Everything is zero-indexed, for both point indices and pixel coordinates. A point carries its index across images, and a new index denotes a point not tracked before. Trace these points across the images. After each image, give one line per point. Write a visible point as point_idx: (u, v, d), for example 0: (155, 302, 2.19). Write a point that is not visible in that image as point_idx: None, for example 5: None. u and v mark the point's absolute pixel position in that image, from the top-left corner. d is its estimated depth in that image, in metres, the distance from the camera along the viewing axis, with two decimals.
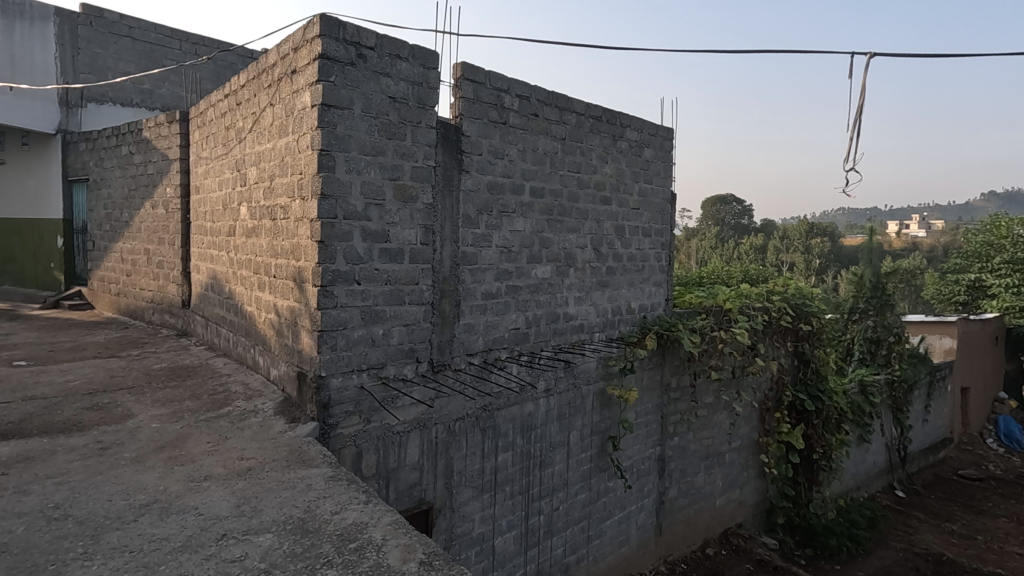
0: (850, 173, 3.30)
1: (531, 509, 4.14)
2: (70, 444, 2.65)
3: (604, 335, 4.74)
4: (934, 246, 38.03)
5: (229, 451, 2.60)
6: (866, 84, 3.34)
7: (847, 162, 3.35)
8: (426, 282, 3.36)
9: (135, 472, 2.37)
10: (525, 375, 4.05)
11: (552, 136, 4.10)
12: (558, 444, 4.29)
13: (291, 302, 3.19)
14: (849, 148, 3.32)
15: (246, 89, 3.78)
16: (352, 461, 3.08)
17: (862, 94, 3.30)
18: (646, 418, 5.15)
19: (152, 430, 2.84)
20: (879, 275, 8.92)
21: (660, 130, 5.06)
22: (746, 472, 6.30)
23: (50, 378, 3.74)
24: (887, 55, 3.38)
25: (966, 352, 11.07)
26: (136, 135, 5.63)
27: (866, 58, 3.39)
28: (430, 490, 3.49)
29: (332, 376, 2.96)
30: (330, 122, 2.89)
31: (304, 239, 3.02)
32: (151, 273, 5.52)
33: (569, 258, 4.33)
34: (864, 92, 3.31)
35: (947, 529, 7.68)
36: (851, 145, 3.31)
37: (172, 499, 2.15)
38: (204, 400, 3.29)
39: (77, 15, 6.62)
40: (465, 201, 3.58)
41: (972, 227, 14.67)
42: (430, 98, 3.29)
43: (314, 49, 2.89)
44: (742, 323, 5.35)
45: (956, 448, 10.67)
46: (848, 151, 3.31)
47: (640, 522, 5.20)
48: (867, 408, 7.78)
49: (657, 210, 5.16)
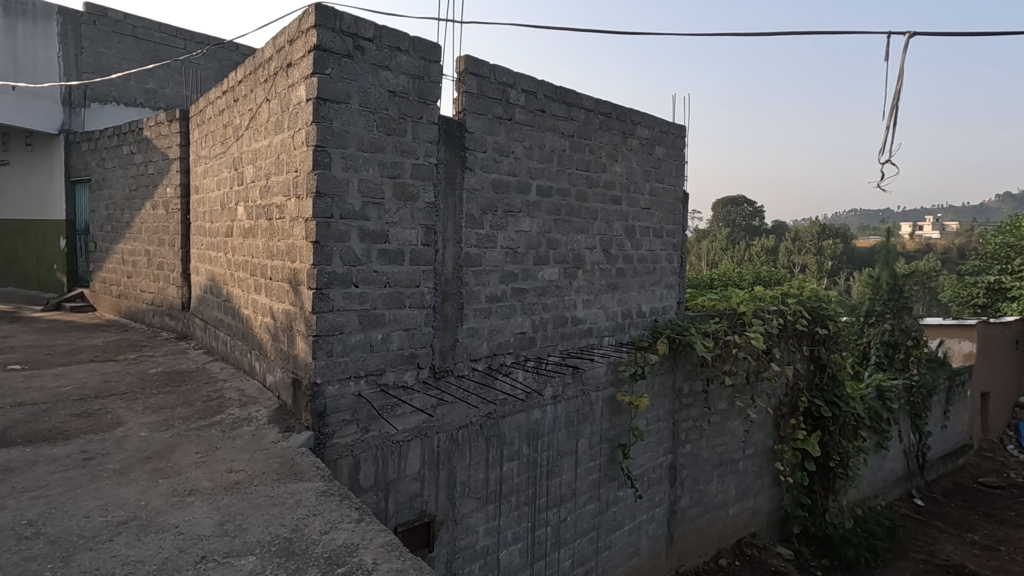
0: (886, 168, 2.96)
1: (538, 519, 3.98)
2: (53, 454, 2.53)
3: (614, 340, 4.57)
4: (947, 249, 37.55)
5: (218, 462, 2.47)
6: (903, 70, 2.97)
7: (880, 156, 2.99)
8: (429, 285, 3.22)
9: (117, 486, 2.24)
10: (531, 381, 3.89)
11: (560, 133, 3.95)
12: (566, 452, 4.14)
13: (287, 305, 3.06)
14: (884, 140, 2.96)
15: (243, 85, 3.66)
16: (350, 472, 2.95)
17: (900, 79, 2.95)
18: (657, 425, 4.97)
19: (140, 439, 2.72)
20: (896, 277, 8.70)
21: (672, 128, 4.89)
22: (760, 480, 6.11)
23: (41, 383, 3.62)
24: (929, 34, 2.96)
25: (986, 357, 10.77)
26: (137, 134, 5.55)
27: (906, 38, 2.99)
28: (431, 501, 3.34)
29: (327, 383, 2.83)
30: (325, 117, 2.76)
31: (299, 240, 2.89)
32: (151, 275, 5.42)
33: (577, 260, 4.17)
34: (900, 79, 2.96)
35: (969, 539, 7.41)
36: (888, 136, 2.97)
37: (152, 516, 2.02)
38: (197, 407, 3.17)
39: (80, 15, 6.54)
40: (469, 200, 3.44)
41: (991, 228, 14.30)
42: (431, 92, 3.15)
43: (309, 40, 2.76)
44: (756, 328, 5.17)
45: (976, 455, 10.38)
46: (884, 143, 2.97)
47: (651, 532, 5.03)
48: (884, 414, 7.53)
49: (669, 210, 4.99)
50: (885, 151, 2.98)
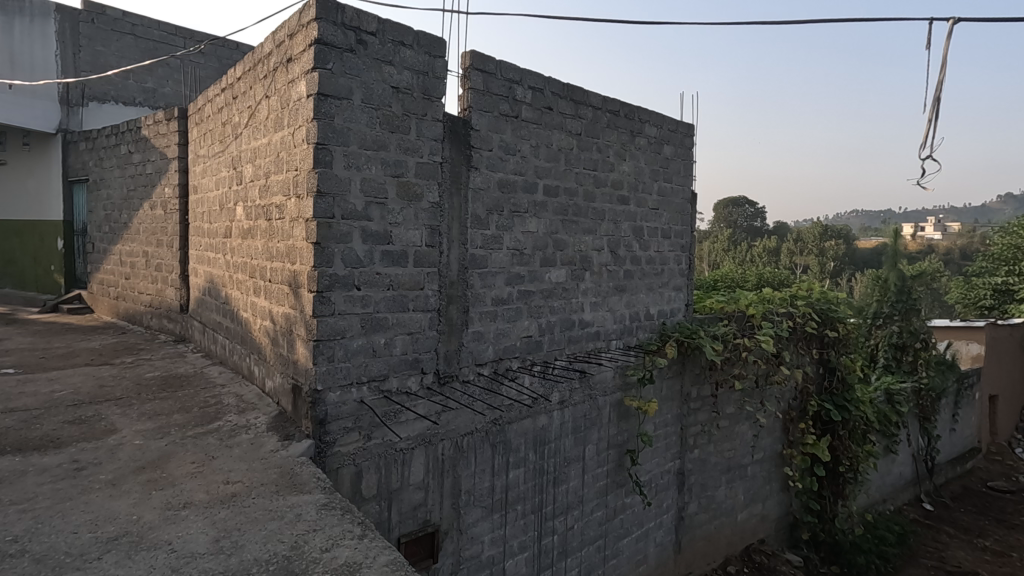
0: (927, 162, 2.84)
1: (545, 528, 3.88)
2: (43, 464, 2.43)
3: (621, 343, 4.47)
4: (950, 249, 37.37)
5: (214, 473, 2.37)
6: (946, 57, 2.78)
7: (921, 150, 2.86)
8: (433, 287, 3.12)
9: (109, 498, 2.14)
10: (537, 386, 3.78)
11: (567, 131, 3.85)
12: (573, 459, 4.03)
13: (286, 309, 2.96)
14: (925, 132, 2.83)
15: (242, 82, 3.56)
16: (351, 482, 2.84)
17: (943, 68, 2.76)
18: (665, 430, 4.86)
19: (133, 448, 2.62)
20: (904, 278, 8.54)
21: (681, 126, 4.79)
22: (769, 485, 6.00)
23: (35, 388, 3.53)
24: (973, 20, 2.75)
25: (995, 359, 10.65)
26: (136, 133, 5.45)
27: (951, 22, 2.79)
28: (436, 510, 3.23)
29: (329, 390, 2.73)
30: (326, 113, 2.66)
31: (299, 241, 2.79)
32: (149, 276, 5.32)
33: (585, 261, 4.07)
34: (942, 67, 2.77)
35: (980, 545, 7.28)
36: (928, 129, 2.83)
37: (144, 532, 1.91)
38: (193, 414, 3.07)
39: (78, 13, 6.49)
40: (474, 200, 3.33)
41: (998, 228, 14.19)
42: (436, 88, 3.05)
43: (310, 34, 2.66)
44: (765, 331, 5.06)
45: (984, 459, 10.25)
46: (925, 136, 2.84)
47: (658, 539, 4.92)
48: (894, 417, 7.42)
49: (677, 210, 4.89)
50: (926, 144, 2.84)
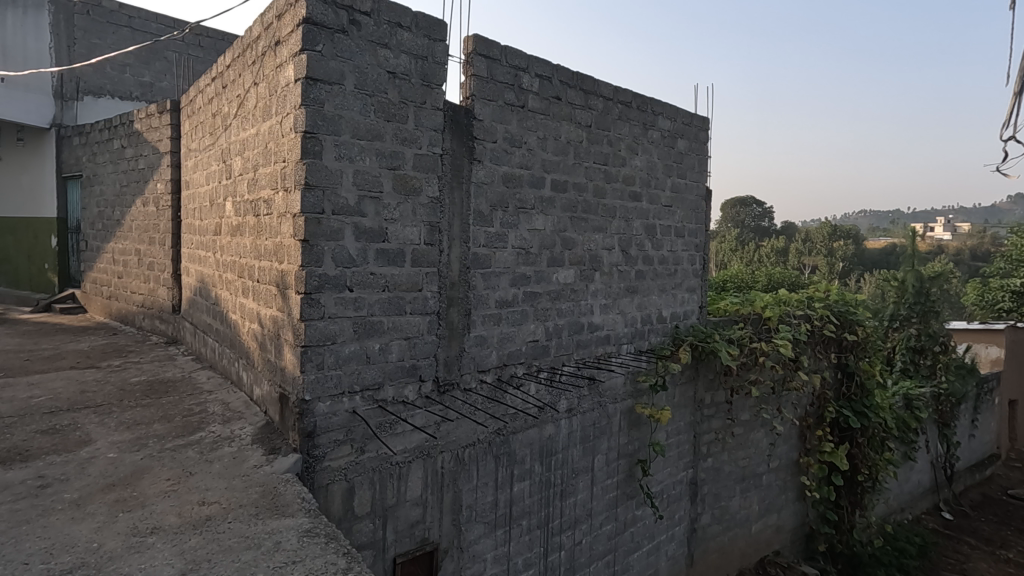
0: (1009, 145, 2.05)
1: (551, 544, 3.65)
2: (4, 480, 2.23)
3: (633, 348, 4.23)
4: (960, 249, 36.72)
5: (190, 492, 2.16)
6: None
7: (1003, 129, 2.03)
8: (432, 288, 2.90)
9: (69, 522, 1.94)
10: (544, 394, 3.56)
11: (576, 123, 3.62)
12: (581, 470, 3.80)
13: (274, 311, 2.75)
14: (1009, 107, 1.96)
15: (232, 70, 3.36)
16: (343, 498, 2.63)
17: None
18: (677, 438, 4.62)
19: (106, 462, 2.42)
20: (923, 281, 8.18)
21: (695, 119, 4.55)
22: (785, 495, 5.76)
23: (12, 394, 3.33)
24: None
25: (1015, 363, 10.30)
26: (129, 127, 5.27)
27: None
28: (435, 527, 3.02)
29: (318, 400, 2.52)
30: (316, 99, 2.44)
31: (287, 239, 2.58)
32: (142, 275, 5.13)
33: (594, 261, 3.84)
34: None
35: (1003, 557, 6.98)
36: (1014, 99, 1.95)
37: (102, 563, 1.70)
38: (176, 424, 2.87)
39: (73, 4, 6.34)
40: (477, 195, 3.11)
41: (1015, 228, 13.78)
42: (436, 74, 2.83)
43: (298, 13, 2.45)
44: (783, 334, 4.82)
45: (1004, 466, 9.91)
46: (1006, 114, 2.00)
47: (670, 552, 4.68)
48: (912, 423, 7.13)
49: (692, 207, 4.65)
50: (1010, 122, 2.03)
